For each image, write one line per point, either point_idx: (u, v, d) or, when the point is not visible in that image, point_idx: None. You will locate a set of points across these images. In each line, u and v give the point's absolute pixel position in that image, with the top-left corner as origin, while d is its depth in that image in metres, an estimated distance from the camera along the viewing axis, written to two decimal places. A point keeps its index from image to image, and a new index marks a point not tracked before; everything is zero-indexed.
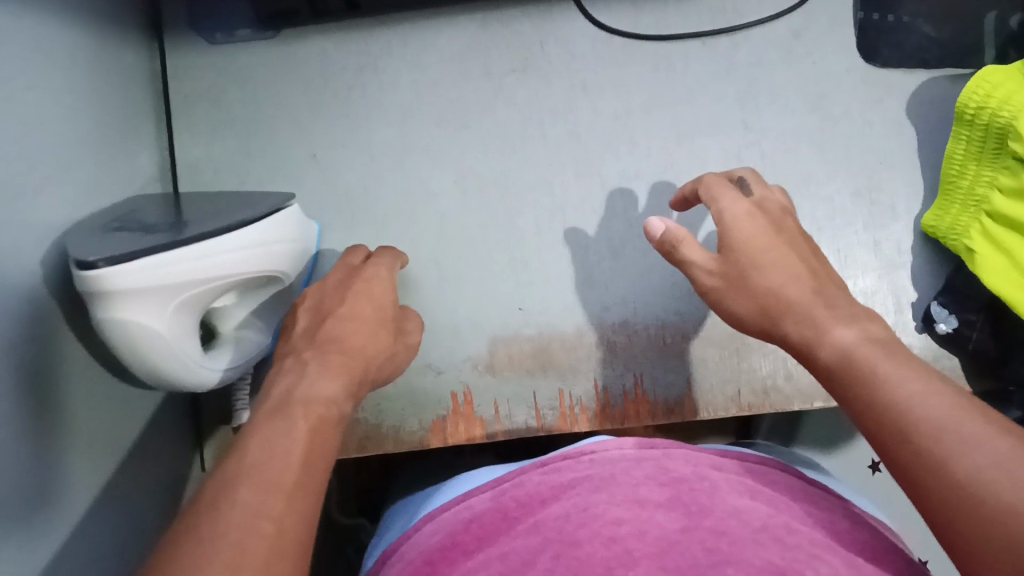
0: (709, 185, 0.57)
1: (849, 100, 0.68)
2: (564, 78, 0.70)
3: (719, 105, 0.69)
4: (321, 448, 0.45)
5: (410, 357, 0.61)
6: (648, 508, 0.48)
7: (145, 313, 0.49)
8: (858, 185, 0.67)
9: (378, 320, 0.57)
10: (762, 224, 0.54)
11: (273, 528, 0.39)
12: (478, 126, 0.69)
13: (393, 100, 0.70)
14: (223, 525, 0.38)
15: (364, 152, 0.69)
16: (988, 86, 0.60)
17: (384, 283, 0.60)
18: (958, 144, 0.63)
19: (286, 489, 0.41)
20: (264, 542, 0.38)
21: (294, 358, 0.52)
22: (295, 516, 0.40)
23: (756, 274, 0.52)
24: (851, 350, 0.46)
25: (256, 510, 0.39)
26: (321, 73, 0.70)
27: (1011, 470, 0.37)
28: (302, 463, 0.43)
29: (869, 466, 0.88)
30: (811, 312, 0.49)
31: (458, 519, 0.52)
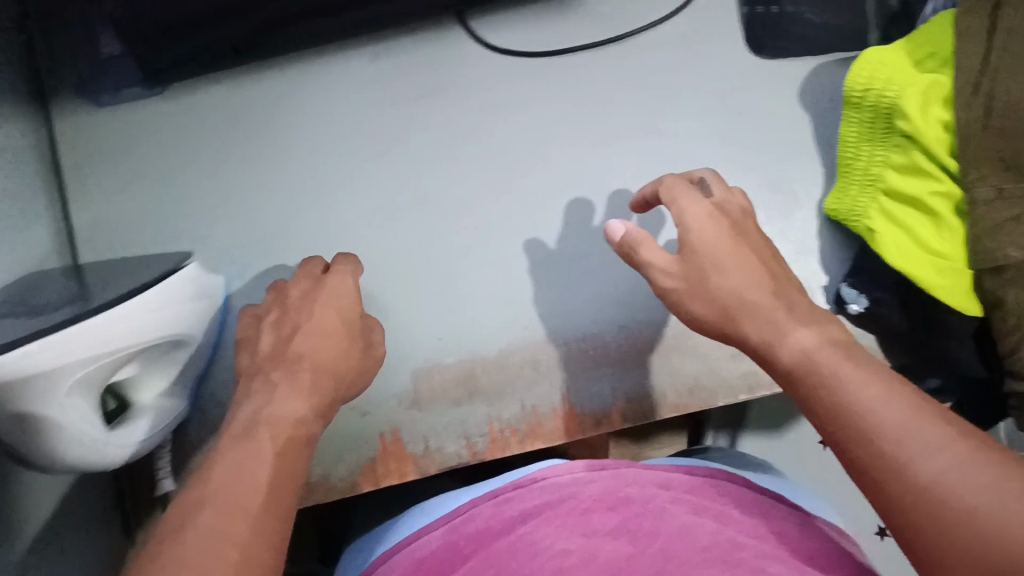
0: (673, 188, 0.55)
1: (746, 94, 0.68)
2: (463, 102, 0.68)
3: (618, 112, 0.68)
4: (288, 470, 0.45)
5: (375, 371, 0.58)
6: (595, 536, 0.47)
7: (40, 398, 0.48)
8: (762, 178, 0.67)
9: (345, 331, 0.56)
10: (725, 227, 0.53)
11: (238, 552, 0.39)
12: (379, 159, 0.68)
13: (290, 143, 0.68)
14: (187, 550, 0.38)
15: (265, 197, 0.67)
16: (872, 67, 0.60)
17: (351, 290, 0.58)
18: (849, 127, 0.63)
19: (251, 511, 0.41)
20: (229, 568, 0.38)
21: (262, 377, 0.52)
22: (261, 540, 0.41)
23: (717, 277, 0.51)
24: (812, 354, 0.46)
25: (221, 535, 0.39)
26: (216, 124, 0.68)
27: (973, 474, 0.37)
28: (269, 484, 0.43)
29: None
30: (775, 317, 0.49)
31: (408, 557, 0.51)
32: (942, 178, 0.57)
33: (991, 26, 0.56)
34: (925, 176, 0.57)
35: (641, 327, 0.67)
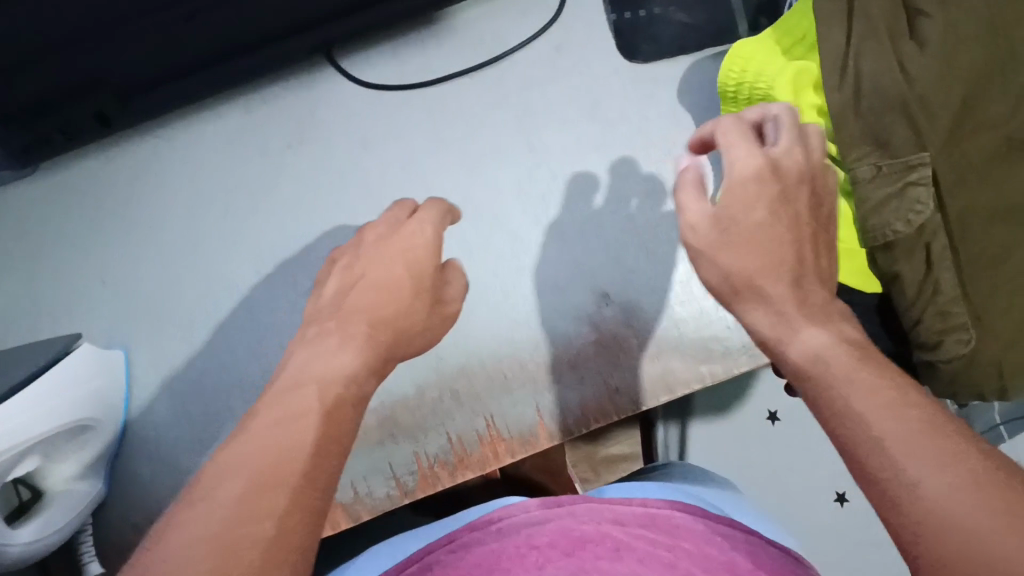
0: (725, 131, 0.48)
1: (623, 100, 0.69)
2: (343, 141, 0.68)
3: (501, 133, 0.68)
4: (339, 435, 0.42)
5: (448, 328, 0.56)
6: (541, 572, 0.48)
7: None
8: (649, 181, 0.68)
9: (416, 285, 0.53)
10: (770, 192, 0.46)
11: (273, 528, 0.35)
12: (265, 209, 0.67)
13: (171, 205, 0.67)
14: (196, 533, 0.34)
15: (154, 264, 0.66)
16: (741, 61, 0.62)
17: (428, 239, 0.55)
18: (730, 122, 0.65)
19: (294, 477, 0.38)
20: (260, 549, 0.34)
21: (316, 328, 0.50)
22: (297, 516, 0.36)
23: (730, 251, 0.46)
24: (824, 354, 0.39)
25: (248, 514, 0.35)
26: (92, 196, 0.67)
27: (961, 488, 0.30)
28: (314, 451, 0.40)
29: (766, 419, 0.89)
30: (787, 307, 0.43)
31: None
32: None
33: (848, 11, 0.56)
34: None
35: (551, 343, 0.67)
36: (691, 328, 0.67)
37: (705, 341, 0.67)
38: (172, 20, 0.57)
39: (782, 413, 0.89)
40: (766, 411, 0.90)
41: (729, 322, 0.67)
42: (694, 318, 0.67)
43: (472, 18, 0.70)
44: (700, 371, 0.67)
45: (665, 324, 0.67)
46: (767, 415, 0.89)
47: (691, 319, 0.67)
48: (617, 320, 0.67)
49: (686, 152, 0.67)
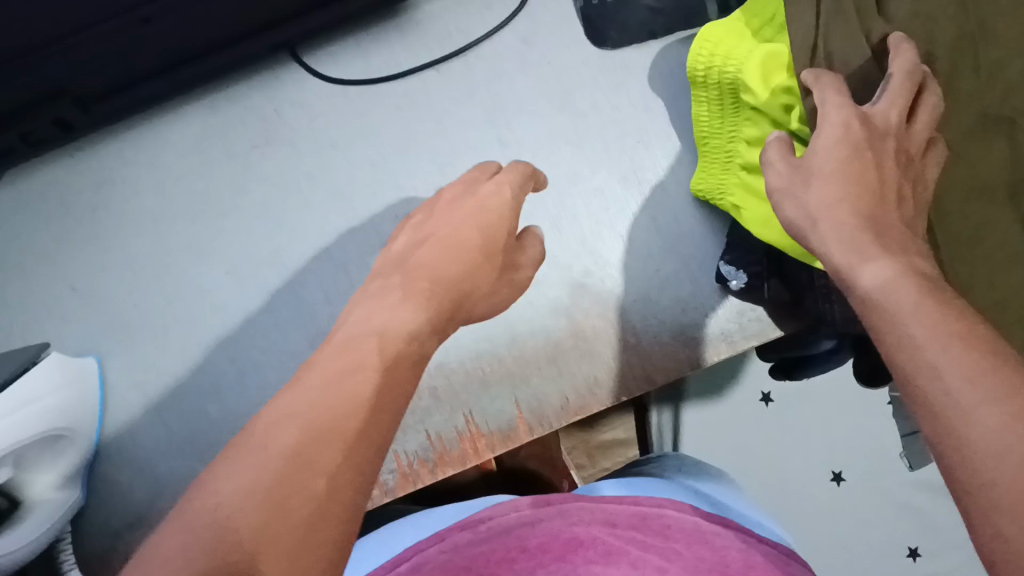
0: (825, 83, 0.50)
1: (593, 89, 0.68)
2: (310, 139, 0.67)
3: (470, 127, 0.68)
4: (390, 393, 0.45)
5: (518, 292, 0.61)
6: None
7: None
8: (622, 170, 0.67)
9: (488, 249, 0.58)
10: (858, 139, 0.48)
11: (322, 485, 0.39)
12: (234, 211, 0.66)
13: (139, 209, 0.66)
14: (253, 470, 0.39)
15: (122, 270, 0.65)
16: (710, 45, 0.59)
17: (501, 203, 0.59)
18: (700, 107, 0.63)
19: (346, 438, 0.41)
20: (310, 500, 0.38)
21: (383, 282, 0.55)
22: (346, 473, 0.40)
23: (814, 186, 0.49)
24: (890, 286, 0.42)
25: (308, 465, 0.39)
26: (58, 202, 0.66)
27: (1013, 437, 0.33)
28: (372, 402, 0.44)
29: (760, 400, 0.86)
30: (852, 236, 0.46)
31: None
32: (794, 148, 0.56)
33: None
34: None
35: (529, 337, 0.66)
36: (670, 317, 0.66)
37: (683, 331, 0.66)
38: (128, 26, 0.56)
39: (776, 394, 0.86)
40: (760, 392, 0.86)
41: (707, 310, 0.66)
42: (672, 307, 0.66)
43: (436, 10, 0.69)
44: (679, 360, 0.66)
45: (643, 314, 0.66)
46: (761, 394, 0.86)
47: (669, 308, 0.66)
48: (595, 312, 0.66)
49: (659, 141, 0.68)
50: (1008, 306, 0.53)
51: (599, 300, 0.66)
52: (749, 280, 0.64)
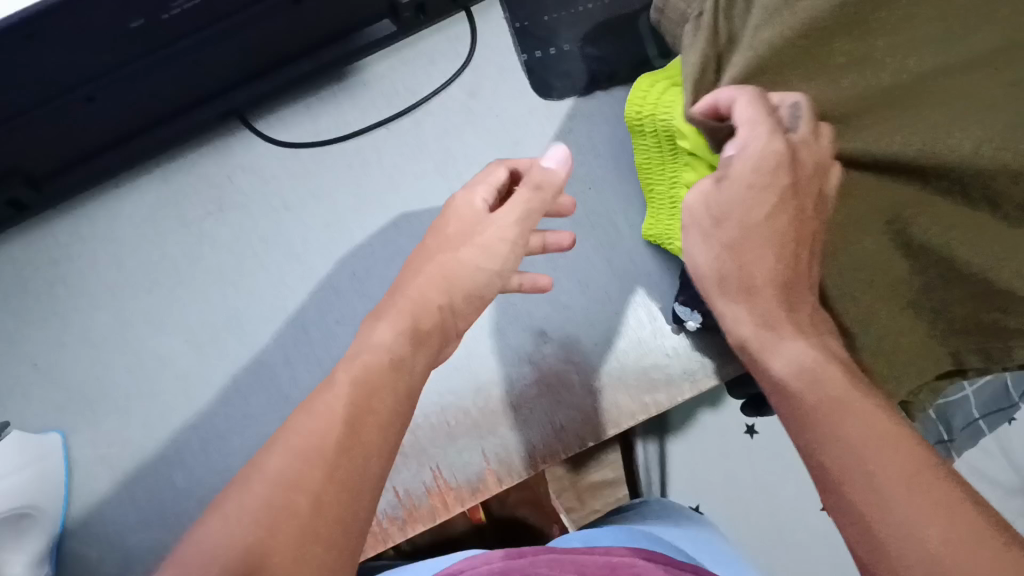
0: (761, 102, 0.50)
1: (540, 139, 0.69)
2: (264, 202, 0.68)
3: (422, 180, 0.68)
4: (372, 402, 0.47)
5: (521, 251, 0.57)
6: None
7: None
8: (575, 216, 0.68)
9: (457, 230, 0.56)
10: (769, 200, 0.50)
11: (308, 501, 0.42)
12: (191, 277, 0.67)
13: (96, 283, 0.67)
14: (249, 495, 0.42)
15: (80, 342, 0.66)
16: (646, 95, 0.61)
17: (466, 197, 0.57)
18: (643, 153, 0.64)
19: (330, 453, 0.44)
20: (295, 516, 0.41)
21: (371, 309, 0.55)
22: (333, 487, 0.43)
23: (727, 225, 0.51)
24: (817, 376, 0.46)
25: (290, 484, 0.42)
26: (12, 280, 0.67)
27: (950, 548, 0.36)
28: (351, 414, 0.46)
29: (745, 432, 0.86)
30: (771, 314, 0.50)
31: None
32: None
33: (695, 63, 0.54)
34: None
35: (493, 387, 0.66)
36: (632, 359, 0.67)
37: (647, 373, 0.66)
38: (72, 103, 0.57)
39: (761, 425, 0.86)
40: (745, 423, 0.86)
41: (669, 350, 0.67)
42: (633, 348, 0.67)
43: (382, 70, 0.70)
44: (646, 404, 0.66)
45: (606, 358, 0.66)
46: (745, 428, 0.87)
47: (630, 349, 0.67)
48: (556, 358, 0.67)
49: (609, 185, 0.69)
50: (900, 344, 0.55)
51: (560, 345, 0.67)
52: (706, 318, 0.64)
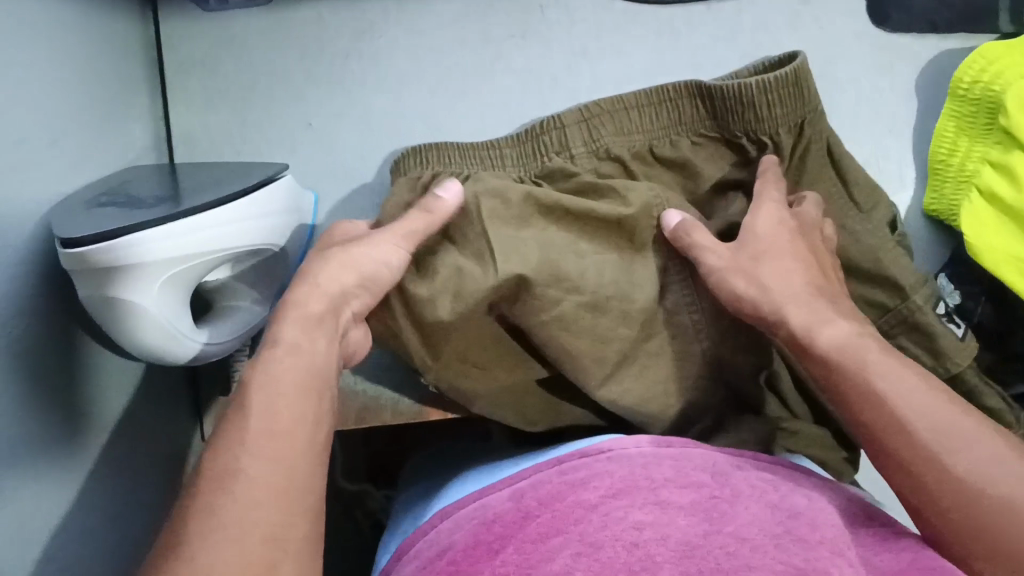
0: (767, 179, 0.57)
1: (858, 67, 0.76)
2: (563, 43, 0.74)
3: (722, 69, 0.75)
4: (290, 399, 0.45)
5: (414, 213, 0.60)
6: (669, 510, 0.39)
7: (131, 288, 0.52)
8: (866, 155, 0.77)
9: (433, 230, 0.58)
10: (781, 242, 0.55)
11: (268, 526, 0.41)
12: (475, 92, 0.73)
13: (389, 66, 0.73)
14: (220, 533, 0.40)
15: (360, 118, 0.73)
16: (984, 61, 0.69)
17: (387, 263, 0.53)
18: (948, 122, 0.73)
19: (278, 473, 0.42)
20: (258, 546, 0.40)
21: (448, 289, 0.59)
22: (279, 510, 0.41)
23: (764, 263, 0.54)
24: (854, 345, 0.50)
25: (246, 513, 0.41)
26: (316, 40, 0.72)
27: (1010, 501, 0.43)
28: (284, 420, 0.44)
29: None
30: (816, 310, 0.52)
31: (472, 515, 0.43)
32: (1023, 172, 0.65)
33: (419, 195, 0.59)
34: (1010, 175, 0.67)
35: None
36: None
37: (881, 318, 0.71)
38: None
39: None
40: None
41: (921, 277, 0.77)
42: None
43: None
44: None
45: None
46: None
47: None
48: None
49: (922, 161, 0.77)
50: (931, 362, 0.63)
51: None
52: (963, 301, 0.73)
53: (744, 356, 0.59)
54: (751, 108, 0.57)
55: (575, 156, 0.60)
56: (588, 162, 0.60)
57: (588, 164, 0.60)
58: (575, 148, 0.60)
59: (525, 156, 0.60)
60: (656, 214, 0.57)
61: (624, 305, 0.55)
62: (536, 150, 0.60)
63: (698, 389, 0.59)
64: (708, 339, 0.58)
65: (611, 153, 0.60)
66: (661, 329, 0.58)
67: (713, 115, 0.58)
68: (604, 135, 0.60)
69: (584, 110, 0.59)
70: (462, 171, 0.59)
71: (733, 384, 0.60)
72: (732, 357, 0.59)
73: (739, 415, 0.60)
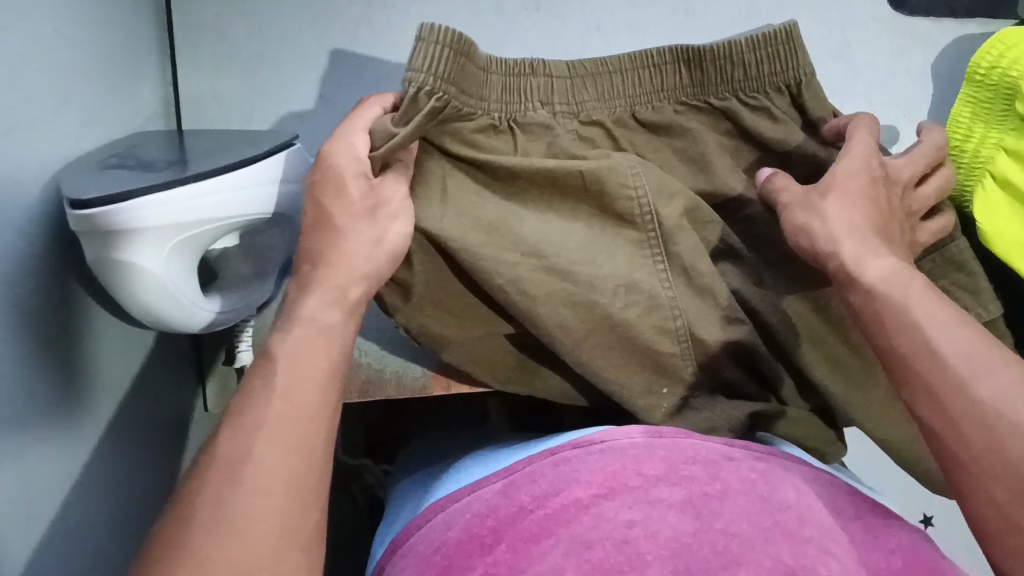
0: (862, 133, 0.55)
1: (869, 52, 0.76)
2: (578, 19, 0.74)
3: None
4: (309, 384, 0.44)
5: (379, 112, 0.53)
6: (659, 507, 0.39)
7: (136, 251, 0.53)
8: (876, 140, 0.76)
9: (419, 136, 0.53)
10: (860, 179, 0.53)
11: (282, 516, 0.40)
12: None
13: (403, 37, 0.74)
14: (233, 515, 0.39)
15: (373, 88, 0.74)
16: (1003, 46, 0.69)
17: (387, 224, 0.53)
18: (964, 106, 0.73)
19: (296, 460, 0.41)
20: (271, 537, 0.39)
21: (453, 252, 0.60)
22: (294, 500, 0.40)
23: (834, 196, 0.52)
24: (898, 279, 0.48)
25: (261, 499, 0.40)
26: (328, 9, 0.72)
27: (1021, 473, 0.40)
28: (302, 407, 0.43)
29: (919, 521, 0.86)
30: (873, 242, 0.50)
31: (467, 510, 0.44)
32: None
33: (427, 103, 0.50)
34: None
35: None
36: None
37: None
38: None
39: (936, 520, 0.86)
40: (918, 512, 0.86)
41: None
42: None
43: None
44: None
45: None
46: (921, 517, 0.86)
47: None
48: None
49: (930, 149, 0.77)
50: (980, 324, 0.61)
51: None
52: None
53: (720, 337, 0.55)
54: (745, 66, 0.56)
55: (558, 110, 0.57)
56: (568, 122, 0.57)
57: (571, 125, 0.57)
58: (557, 104, 0.57)
59: (508, 102, 0.56)
60: (634, 188, 0.54)
61: (584, 273, 0.53)
62: (523, 92, 0.56)
63: (678, 364, 0.55)
64: (684, 313, 0.55)
65: (588, 119, 0.57)
66: (637, 296, 0.54)
67: (696, 81, 0.57)
68: (586, 97, 0.57)
69: (572, 65, 0.56)
70: (458, 104, 0.53)
71: (715, 371, 0.57)
72: (711, 336, 0.55)
73: (714, 396, 0.57)
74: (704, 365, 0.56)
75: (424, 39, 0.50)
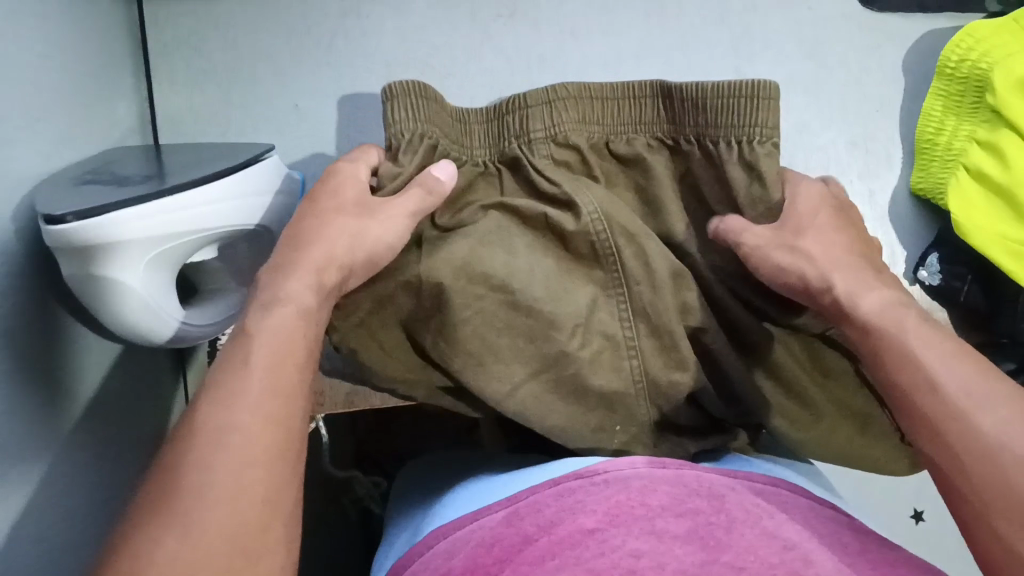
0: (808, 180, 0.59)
1: (842, 49, 0.77)
2: (553, 24, 0.74)
3: (714, 49, 0.76)
4: (286, 374, 0.44)
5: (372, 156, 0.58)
6: (665, 539, 0.39)
7: (113, 266, 0.53)
8: (853, 135, 0.77)
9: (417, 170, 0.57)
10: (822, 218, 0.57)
11: (258, 507, 0.39)
12: (464, 72, 0.74)
13: (378, 47, 0.73)
14: (206, 503, 0.38)
15: (350, 97, 0.73)
16: (971, 40, 0.70)
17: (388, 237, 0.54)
18: (935, 101, 0.73)
19: (271, 453, 0.41)
20: (246, 527, 0.39)
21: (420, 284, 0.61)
22: (266, 489, 0.40)
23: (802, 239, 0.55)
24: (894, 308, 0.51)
25: (236, 491, 0.39)
26: (302, 20, 0.72)
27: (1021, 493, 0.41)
28: (275, 395, 0.43)
29: (909, 517, 0.83)
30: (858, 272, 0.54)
31: (469, 541, 0.44)
32: (1013, 145, 0.67)
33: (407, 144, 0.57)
34: (997, 150, 0.68)
35: None
36: None
37: None
38: None
39: (928, 516, 0.83)
40: (909, 509, 0.83)
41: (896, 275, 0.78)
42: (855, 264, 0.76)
43: None
44: None
45: None
46: (910, 512, 0.83)
47: None
48: None
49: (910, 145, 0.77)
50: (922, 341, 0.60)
51: None
52: (948, 279, 0.74)
53: (671, 377, 0.58)
54: (713, 113, 0.56)
55: (533, 138, 0.58)
56: (543, 147, 0.59)
57: (545, 150, 0.59)
58: (534, 131, 0.58)
59: (491, 139, 0.60)
60: (595, 234, 0.57)
61: (549, 310, 0.56)
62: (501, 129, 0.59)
63: (629, 401, 0.58)
64: (642, 357, 0.57)
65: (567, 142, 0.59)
66: (595, 336, 0.57)
67: (670, 120, 0.58)
68: (562, 122, 0.58)
69: (550, 90, 0.58)
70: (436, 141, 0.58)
71: (663, 408, 0.59)
72: (664, 379, 0.57)
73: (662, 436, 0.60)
74: (657, 405, 0.59)
75: (393, 95, 0.56)
